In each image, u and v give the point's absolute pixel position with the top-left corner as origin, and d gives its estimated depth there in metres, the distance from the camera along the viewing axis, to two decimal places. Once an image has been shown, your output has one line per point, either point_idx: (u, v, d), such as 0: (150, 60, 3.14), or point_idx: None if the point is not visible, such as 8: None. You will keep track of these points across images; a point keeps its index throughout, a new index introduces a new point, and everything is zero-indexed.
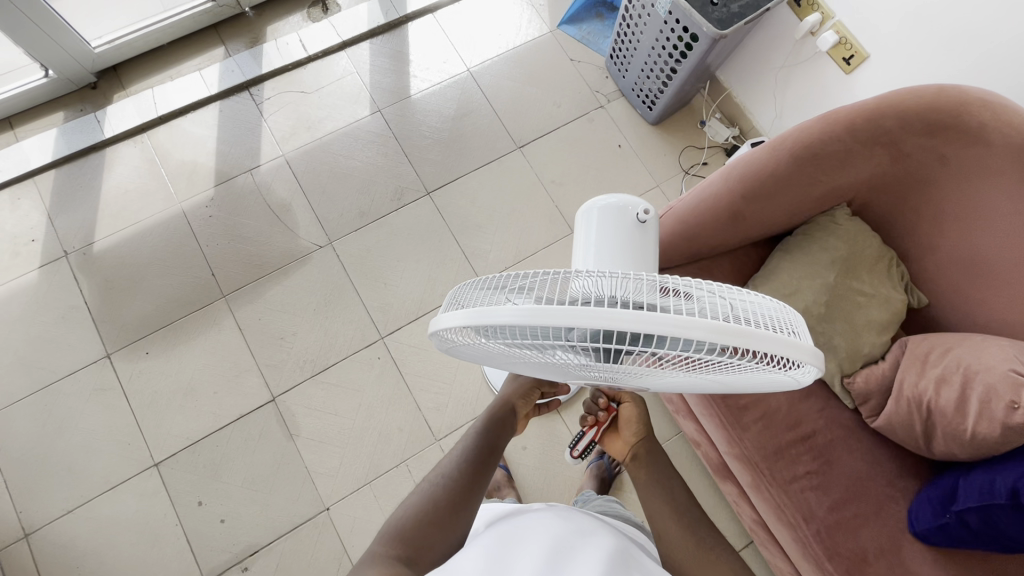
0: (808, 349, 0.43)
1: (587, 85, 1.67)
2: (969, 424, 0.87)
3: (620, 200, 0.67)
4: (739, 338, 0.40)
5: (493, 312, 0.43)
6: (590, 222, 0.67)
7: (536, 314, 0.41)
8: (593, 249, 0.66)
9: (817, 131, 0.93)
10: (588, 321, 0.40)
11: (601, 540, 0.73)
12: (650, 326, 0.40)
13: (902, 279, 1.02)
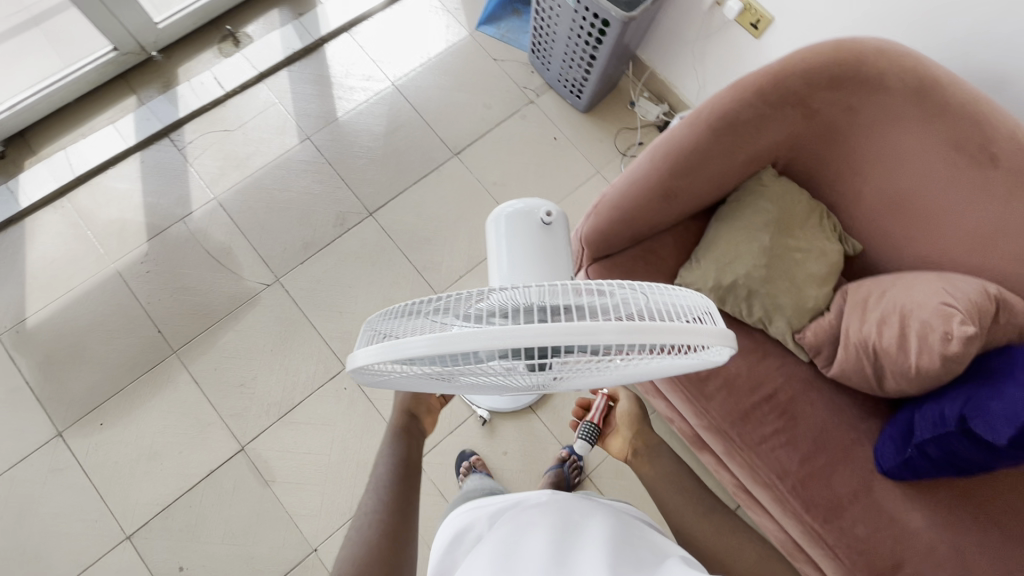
0: (719, 333, 0.43)
1: (514, 82, 1.67)
2: (912, 359, 0.89)
3: (525, 204, 0.77)
4: (647, 336, 0.40)
5: (401, 346, 0.42)
6: (502, 224, 0.76)
7: (443, 342, 0.40)
8: (508, 249, 0.75)
9: (730, 100, 0.95)
10: (496, 342, 0.39)
11: (607, 524, 0.64)
12: (559, 338, 0.39)
13: (835, 229, 1.05)
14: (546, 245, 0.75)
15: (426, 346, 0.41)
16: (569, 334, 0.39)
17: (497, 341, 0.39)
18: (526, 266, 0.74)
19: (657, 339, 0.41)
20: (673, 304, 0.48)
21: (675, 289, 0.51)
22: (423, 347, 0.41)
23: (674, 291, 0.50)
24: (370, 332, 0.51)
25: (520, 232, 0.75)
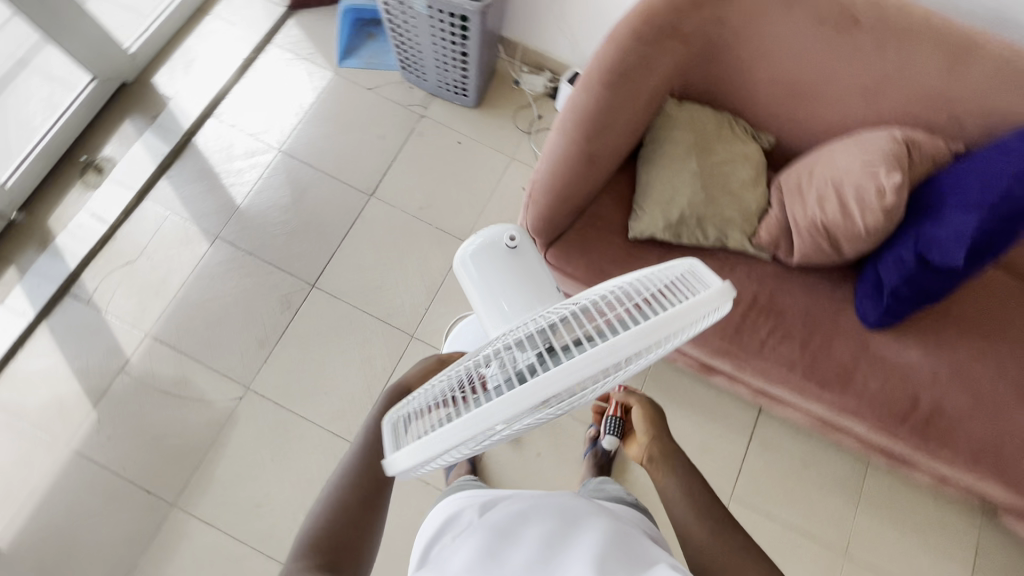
0: (721, 290, 0.43)
1: (398, 104, 1.63)
2: (859, 221, 0.96)
3: (486, 237, 0.72)
4: (658, 332, 0.41)
5: (433, 440, 0.43)
6: (471, 268, 0.70)
7: (472, 424, 0.41)
8: (486, 289, 0.68)
9: (614, 53, 0.96)
10: (521, 404, 0.40)
11: (606, 533, 0.53)
12: (577, 376, 0.40)
13: (746, 131, 1.10)
14: (524, 269, 0.69)
15: (458, 432, 0.42)
16: (585, 367, 0.40)
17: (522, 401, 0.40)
18: (512, 299, 0.67)
19: (667, 330, 0.41)
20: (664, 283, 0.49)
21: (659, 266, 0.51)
22: (455, 435, 0.42)
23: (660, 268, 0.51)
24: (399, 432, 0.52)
25: (491, 267, 0.69)
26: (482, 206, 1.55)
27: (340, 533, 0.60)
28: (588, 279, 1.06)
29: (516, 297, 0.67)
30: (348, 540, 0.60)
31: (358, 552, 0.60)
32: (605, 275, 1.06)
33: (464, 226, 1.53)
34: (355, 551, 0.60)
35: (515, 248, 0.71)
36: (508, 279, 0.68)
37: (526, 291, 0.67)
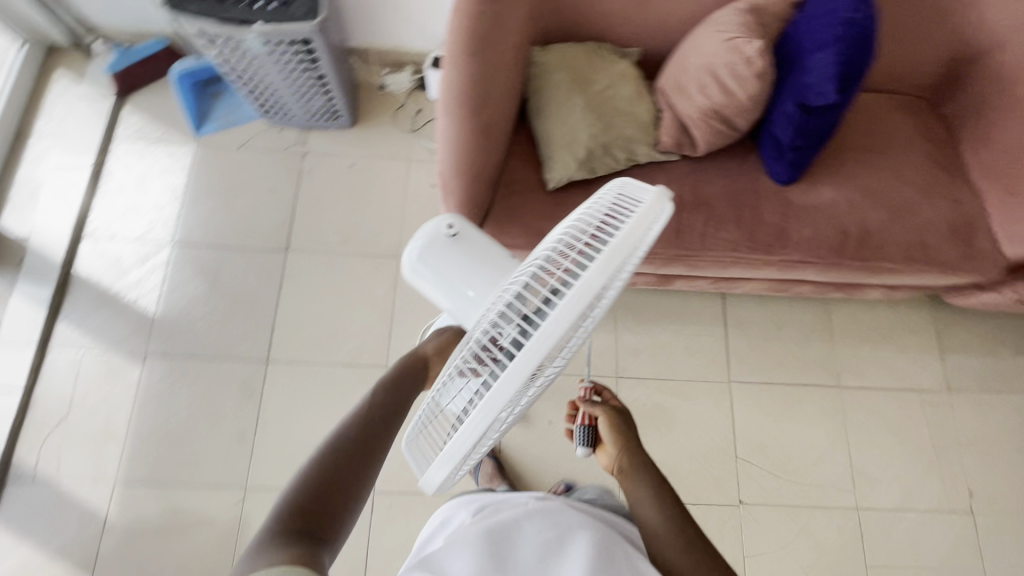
0: (657, 198, 0.47)
1: (274, 151, 1.55)
2: (742, 94, 1.02)
3: (426, 236, 0.71)
4: (618, 256, 0.43)
5: (461, 440, 0.44)
6: (422, 269, 0.70)
7: (490, 408, 0.42)
8: (445, 283, 0.69)
9: (468, 15, 0.92)
10: (526, 373, 0.41)
11: (581, 537, 0.66)
12: (565, 325, 0.41)
13: (614, 51, 1.13)
14: (473, 250, 0.69)
15: (479, 423, 0.43)
16: (568, 315, 0.41)
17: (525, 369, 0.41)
18: (472, 282, 0.67)
19: (626, 251, 0.44)
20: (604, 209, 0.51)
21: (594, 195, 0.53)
22: (479, 426, 0.43)
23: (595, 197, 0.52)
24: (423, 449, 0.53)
25: (442, 261, 0.69)
26: (401, 218, 1.51)
27: (321, 499, 0.58)
28: (530, 242, 1.08)
29: (475, 280, 0.67)
30: (330, 505, 0.58)
31: (337, 516, 0.58)
32: (542, 232, 1.08)
33: (391, 243, 1.48)
34: (334, 516, 0.58)
35: (457, 235, 0.71)
36: (461, 266, 0.68)
37: (481, 272, 0.67)
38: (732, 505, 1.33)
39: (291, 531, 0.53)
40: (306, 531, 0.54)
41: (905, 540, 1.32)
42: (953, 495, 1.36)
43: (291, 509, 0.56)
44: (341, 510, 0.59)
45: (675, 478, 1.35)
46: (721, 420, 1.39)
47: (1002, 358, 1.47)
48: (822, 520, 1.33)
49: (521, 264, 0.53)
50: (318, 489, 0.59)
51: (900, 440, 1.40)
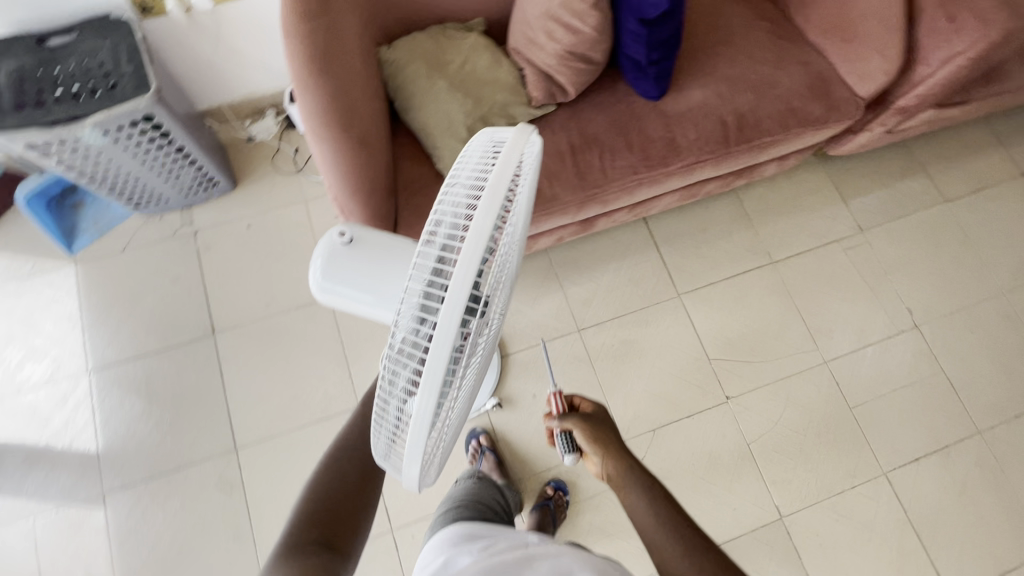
0: (518, 133, 0.50)
1: (162, 240, 1.46)
2: (587, 29, 1.04)
3: (320, 251, 0.68)
4: (500, 193, 0.45)
5: (415, 424, 0.43)
6: (333, 286, 0.68)
7: (431, 380, 0.42)
8: (361, 291, 0.68)
9: (301, 34, 0.89)
10: (452, 332, 0.42)
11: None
12: (471, 275, 0.42)
13: (458, 28, 1.14)
14: (376, 250, 0.68)
15: (427, 398, 0.43)
16: (471, 263, 0.42)
17: (450, 329, 0.42)
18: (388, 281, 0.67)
19: (503, 189, 0.46)
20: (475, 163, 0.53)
21: (463, 154, 0.55)
22: (428, 402, 0.43)
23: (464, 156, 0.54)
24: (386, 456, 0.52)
25: (349, 271, 0.67)
26: None
27: (335, 510, 0.63)
28: None
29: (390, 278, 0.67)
30: (340, 510, 0.63)
31: (351, 526, 0.62)
32: None
33: None
34: (348, 526, 0.62)
35: (352, 240, 0.68)
36: (370, 269, 0.67)
37: (392, 268, 0.67)
38: (721, 403, 1.41)
39: (308, 543, 0.58)
40: (321, 540, 0.59)
41: (873, 372, 1.44)
42: (897, 318, 1.49)
43: (308, 520, 0.61)
44: (355, 519, 0.63)
45: (664, 399, 1.41)
46: (685, 331, 1.46)
47: (894, 187, 1.62)
48: (800, 384, 1.43)
49: None
50: (332, 499, 0.64)
51: (839, 288, 1.51)
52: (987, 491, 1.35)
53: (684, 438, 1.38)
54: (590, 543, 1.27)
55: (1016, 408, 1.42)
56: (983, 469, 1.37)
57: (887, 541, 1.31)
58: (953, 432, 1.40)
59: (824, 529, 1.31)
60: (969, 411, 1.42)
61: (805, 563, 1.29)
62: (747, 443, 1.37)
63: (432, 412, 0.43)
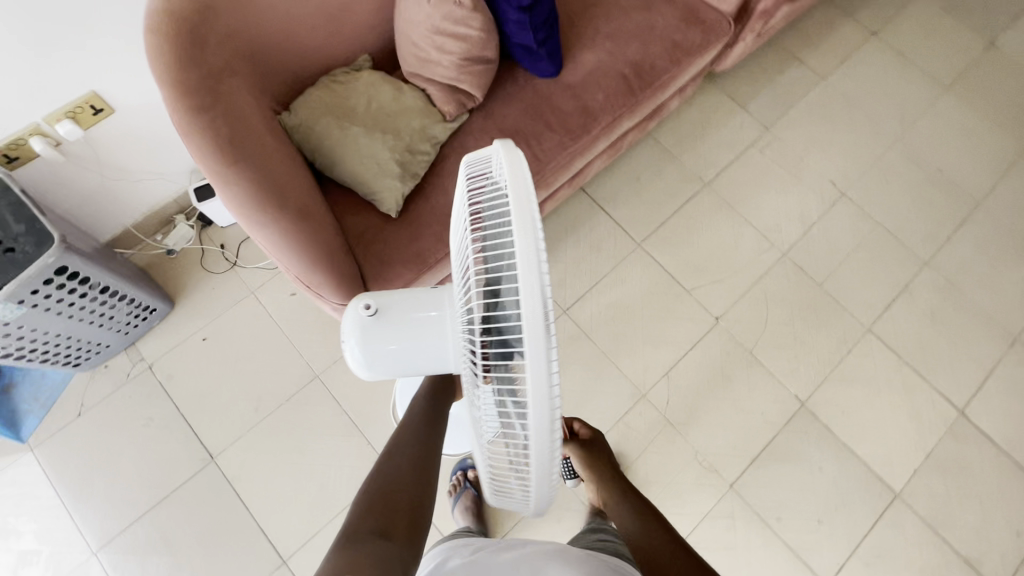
0: (508, 146, 0.47)
1: (118, 388, 1.35)
2: (474, 31, 1.06)
3: (350, 333, 0.62)
4: (526, 205, 0.42)
5: (538, 458, 0.43)
6: (376, 364, 0.62)
7: (542, 411, 0.41)
8: (405, 358, 0.61)
9: (204, 130, 0.86)
10: (545, 359, 0.40)
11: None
12: (540, 294, 0.40)
13: (348, 71, 1.13)
14: (406, 313, 0.60)
15: (543, 431, 0.41)
16: (535, 283, 0.40)
17: (541, 357, 0.40)
18: (429, 341, 0.60)
19: (530, 196, 0.43)
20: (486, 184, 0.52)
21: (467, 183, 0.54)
22: (545, 434, 0.42)
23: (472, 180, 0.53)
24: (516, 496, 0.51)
25: (386, 344, 0.61)
26: (290, 343, 1.40)
27: (387, 503, 0.64)
28: (418, 268, 1.07)
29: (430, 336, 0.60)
30: (388, 506, 0.64)
31: (409, 519, 0.64)
32: (421, 251, 1.08)
33: (301, 370, 1.38)
34: (406, 518, 0.64)
35: (376, 310, 0.61)
36: (407, 334, 0.60)
37: (426, 327, 0.60)
38: (713, 325, 1.48)
39: (365, 531, 0.61)
40: (375, 529, 0.61)
41: (825, 247, 1.57)
42: (825, 193, 1.63)
43: (368, 506, 0.64)
44: (413, 514, 0.65)
45: (663, 342, 1.47)
46: (657, 274, 1.53)
47: (778, 81, 1.76)
48: (772, 281, 1.53)
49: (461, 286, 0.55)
50: (389, 490, 0.66)
51: (769, 186, 1.63)
52: (952, 309, 1.51)
53: (695, 370, 1.44)
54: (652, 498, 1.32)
55: (946, 231, 1.59)
56: (942, 292, 1.53)
57: (893, 385, 1.44)
58: (907, 271, 1.55)
59: (841, 397, 1.42)
60: (912, 248, 1.57)
61: (837, 433, 1.39)
62: (749, 352, 1.46)
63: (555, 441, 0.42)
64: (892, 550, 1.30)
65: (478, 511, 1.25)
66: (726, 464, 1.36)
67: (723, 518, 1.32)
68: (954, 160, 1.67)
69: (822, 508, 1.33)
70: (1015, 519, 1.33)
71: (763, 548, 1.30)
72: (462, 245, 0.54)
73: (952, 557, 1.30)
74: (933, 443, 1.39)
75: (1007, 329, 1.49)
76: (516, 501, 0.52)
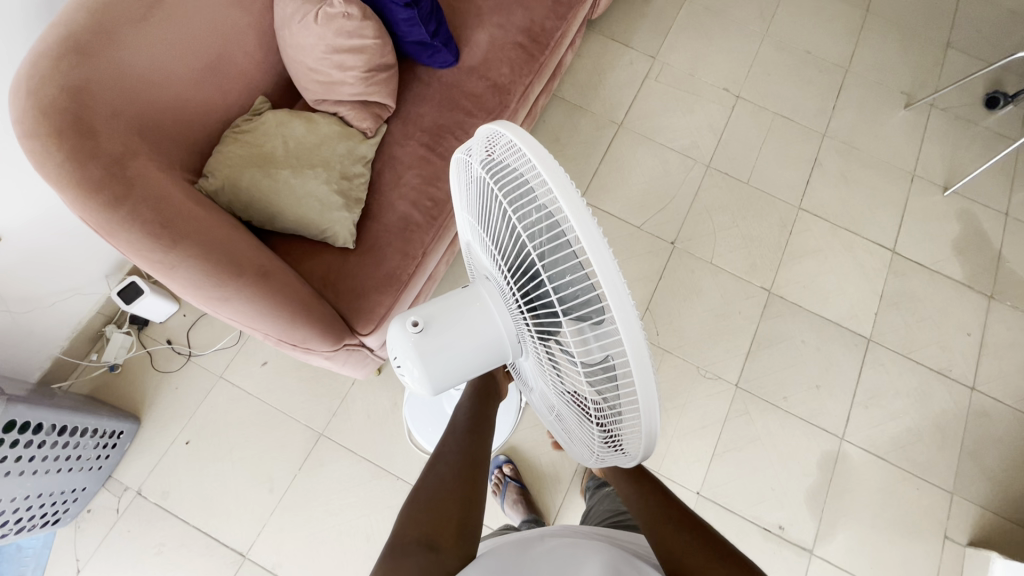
0: (512, 129, 0.49)
1: (111, 527, 1.23)
2: (369, 40, 1.03)
3: (403, 356, 0.61)
4: (560, 176, 0.44)
5: (645, 404, 0.45)
6: (439, 379, 0.61)
7: (640, 360, 0.42)
8: (466, 365, 0.61)
9: (133, 220, 0.79)
10: (628, 307, 0.42)
11: (596, 564, 0.57)
12: (605, 250, 0.42)
13: (249, 117, 1.06)
14: (457, 319, 0.60)
15: (645, 376, 0.43)
16: (596, 242, 0.42)
17: (626, 308, 0.42)
18: (483, 338, 0.61)
19: (558, 164, 0.45)
20: (502, 167, 0.54)
21: (484, 176, 0.56)
22: (649, 377, 0.43)
23: (487, 169, 0.56)
24: (626, 450, 0.54)
25: (445, 356, 0.60)
26: (281, 412, 1.33)
27: (433, 509, 0.64)
28: (395, 289, 1.05)
29: (485, 335, 0.61)
30: (438, 515, 0.63)
31: (458, 526, 0.63)
32: (391, 272, 1.05)
33: (303, 434, 1.32)
34: (454, 527, 0.62)
35: (424, 326, 0.59)
36: (463, 340, 0.60)
37: (476, 326, 0.60)
38: (672, 249, 1.56)
39: (411, 546, 0.60)
40: (424, 538, 0.60)
41: (740, 147, 1.69)
42: (724, 100, 1.75)
43: (412, 520, 0.63)
44: (462, 521, 0.63)
45: (634, 281, 1.53)
46: (606, 221, 1.59)
47: (648, 11, 1.85)
48: (707, 193, 1.63)
49: (510, 275, 0.57)
50: (434, 501, 0.64)
51: (674, 109, 1.73)
52: (858, 167, 1.69)
53: (671, 295, 1.52)
54: (673, 422, 1.41)
55: (831, 102, 1.76)
56: (846, 155, 1.70)
57: (835, 248, 1.59)
58: (812, 147, 1.70)
59: (798, 274, 1.56)
60: (809, 125, 1.73)
61: (805, 306, 1.53)
62: (711, 262, 1.56)
63: (657, 382, 0.44)
64: (881, 386, 1.46)
65: (527, 500, 1.27)
66: (727, 369, 1.46)
67: (740, 416, 1.42)
68: (817, 38, 1.84)
69: (816, 375, 1.46)
70: (963, 323, 1.53)
71: (782, 427, 1.41)
72: (499, 231, 0.56)
73: (928, 373, 1.48)
74: (882, 285, 1.56)
75: (905, 169, 1.69)
76: (627, 454, 0.54)
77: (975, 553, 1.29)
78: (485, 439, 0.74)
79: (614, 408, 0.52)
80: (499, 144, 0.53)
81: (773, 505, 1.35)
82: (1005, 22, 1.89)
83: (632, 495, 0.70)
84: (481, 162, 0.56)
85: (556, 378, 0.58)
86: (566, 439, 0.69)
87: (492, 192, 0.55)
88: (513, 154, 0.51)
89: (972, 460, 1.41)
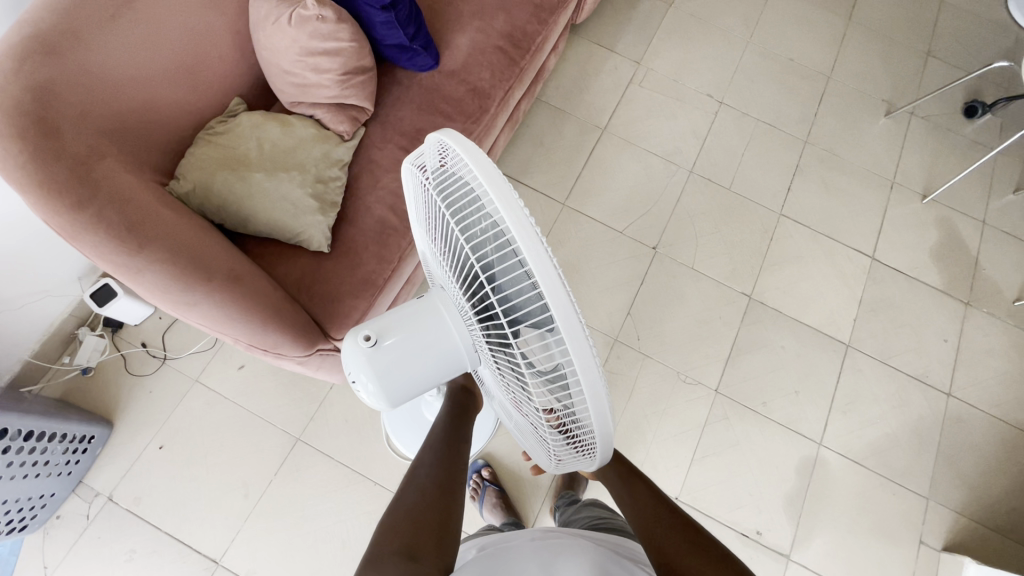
0: (453, 138, 0.49)
1: (82, 534, 1.21)
2: (344, 44, 1.03)
3: (357, 369, 0.60)
4: (501, 187, 0.44)
5: (596, 412, 0.44)
6: (394, 392, 0.61)
7: (586, 365, 0.42)
8: (424, 373, 0.61)
9: (96, 223, 0.77)
10: (571, 313, 0.41)
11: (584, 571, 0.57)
12: (547, 258, 0.42)
13: (223, 119, 1.05)
14: (412, 332, 0.59)
15: (594, 385, 0.43)
16: (539, 250, 0.42)
17: (569, 315, 0.41)
18: (439, 348, 0.60)
19: (501, 174, 0.45)
20: (450, 176, 0.54)
21: (432, 187, 0.56)
22: (596, 381, 0.43)
23: (437, 179, 0.55)
24: (584, 455, 0.54)
25: (400, 369, 0.60)
26: (256, 416, 1.32)
27: (413, 524, 0.62)
28: (370, 293, 1.04)
29: (442, 345, 0.60)
30: (418, 527, 0.62)
31: (439, 538, 0.61)
32: (367, 276, 1.04)
33: (279, 439, 1.30)
34: (435, 538, 0.61)
35: (378, 339, 0.59)
36: (421, 351, 0.60)
37: (432, 335, 0.60)
38: (654, 254, 1.57)
39: (391, 557, 0.59)
40: (404, 552, 0.59)
41: (723, 153, 1.70)
42: (707, 106, 1.75)
43: (390, 531, 0.62)
44: (441, 531, 0.62)
45: (616, 287, 1.53)
46: (588, 226, 1.59)
47: (632, 17, 1.85)
48: (690, 199, 1.64)
49: (463, 285, 0.57)
50: (413, 513, 0.63)
51: (657, 115, 1.73)
52: (839, 174, 1.70)
53: (651, 300, 1.52)
54: (653, 428, 1.41)
55: (812, 109, 1.77)
56: (827, 163, 1.71)
57: (816, 254, 1.60)
58: (794, 154, 1.71)
59: (779, 280, 1.57)
60: (791, 131, 1.74)
61: (785, 312, 1.54)
62: (692, 268, 1.56)
63: (605, 386, 0.44)
64: (858, 391, 1.47)
65: (505, 504, 1.26)
66: (706, 375, 1.47)
67: (720, 421, 1.42)
68: (799, 46, 1.86)
69: (795, 381, 1.47)
70: (940, 329, 1.55)
71: (761, 433, 1.42)
72: (449, 241, 0.56)
73: (905, 379, 1.49)
74: (861, 291, 1.57)
75: (885, 176, 1.71)
76: (587, 458, 0.54)
77: (949, 558, 1.30)
78: (464, 451, 0.73)
79: (570, 415, 0.52)
80: (445, 153, 0.53)
81: (751, 510, 1.36)
82: (985, 31, 1.92)
83: (626, 502, 0.68)
84: (432, 171, 0.56)
85: (514, 386, 0.58)
86: (528, 444, 0.69)
87: (440, 203, 0.55)
88: (458, 164, 0.51)
89: (947, 465, 1.42)
